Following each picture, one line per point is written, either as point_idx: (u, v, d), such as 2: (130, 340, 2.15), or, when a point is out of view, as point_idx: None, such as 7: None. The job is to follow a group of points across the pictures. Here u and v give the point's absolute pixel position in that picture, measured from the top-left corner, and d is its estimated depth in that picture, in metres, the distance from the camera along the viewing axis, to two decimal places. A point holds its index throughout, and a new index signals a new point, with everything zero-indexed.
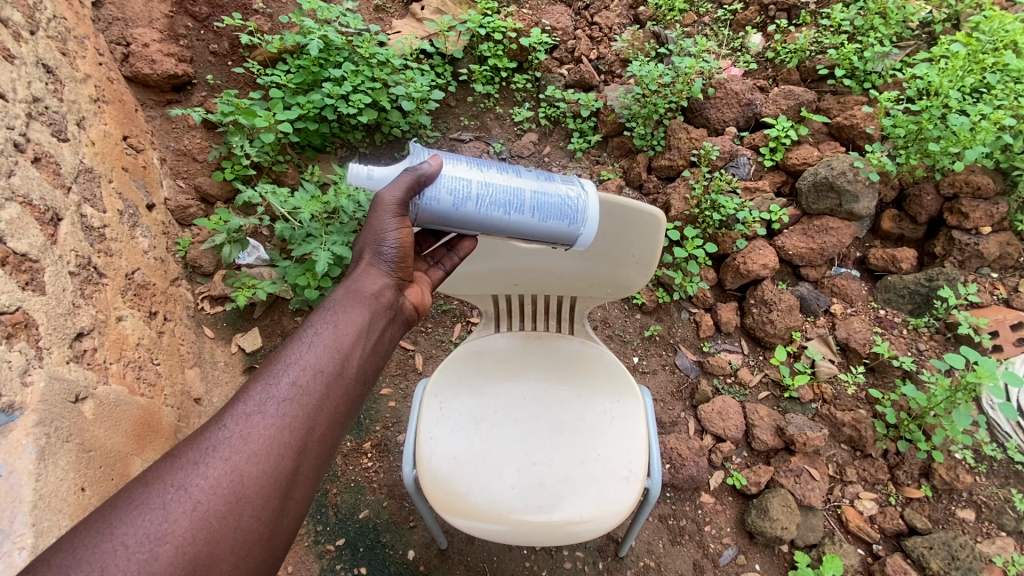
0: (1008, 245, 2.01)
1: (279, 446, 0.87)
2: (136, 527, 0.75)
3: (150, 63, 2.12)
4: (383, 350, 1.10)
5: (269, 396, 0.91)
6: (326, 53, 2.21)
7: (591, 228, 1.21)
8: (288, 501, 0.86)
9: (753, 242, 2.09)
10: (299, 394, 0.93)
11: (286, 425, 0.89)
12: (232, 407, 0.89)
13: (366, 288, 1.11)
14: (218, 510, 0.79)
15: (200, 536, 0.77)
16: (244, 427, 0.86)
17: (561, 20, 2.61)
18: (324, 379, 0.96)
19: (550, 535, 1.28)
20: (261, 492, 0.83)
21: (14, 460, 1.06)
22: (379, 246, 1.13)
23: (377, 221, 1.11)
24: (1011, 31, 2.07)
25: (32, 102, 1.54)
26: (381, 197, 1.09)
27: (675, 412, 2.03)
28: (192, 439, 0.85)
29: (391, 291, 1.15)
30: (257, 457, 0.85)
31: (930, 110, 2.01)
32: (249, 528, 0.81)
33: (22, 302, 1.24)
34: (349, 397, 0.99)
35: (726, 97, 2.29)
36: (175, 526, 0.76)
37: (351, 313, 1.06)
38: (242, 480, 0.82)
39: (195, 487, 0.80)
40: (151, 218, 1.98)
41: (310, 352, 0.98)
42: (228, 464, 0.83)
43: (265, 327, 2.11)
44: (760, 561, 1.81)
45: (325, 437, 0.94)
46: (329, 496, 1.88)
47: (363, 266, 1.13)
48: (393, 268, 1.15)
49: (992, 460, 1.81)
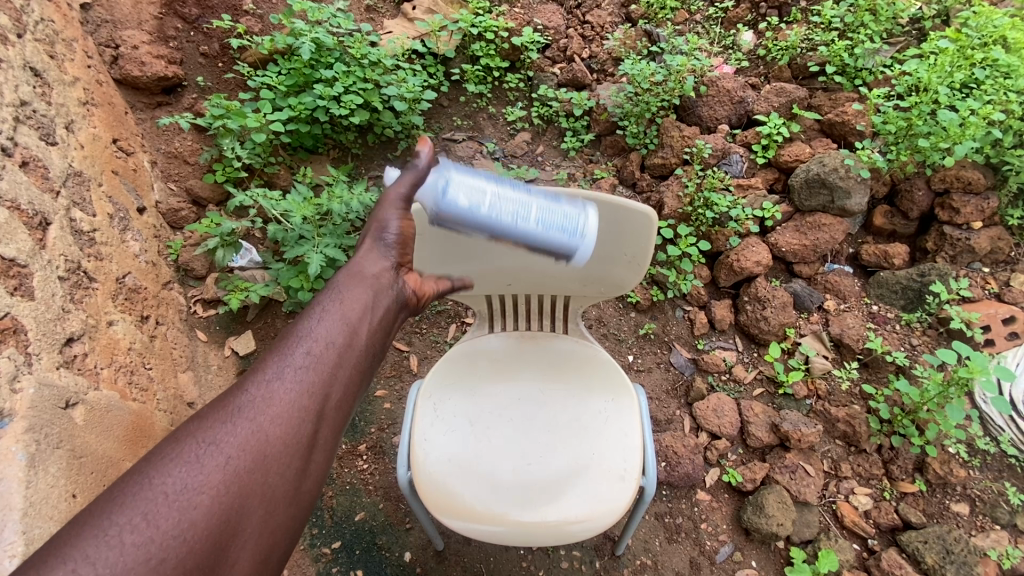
0: (999, 239, 2.03)
1: (300, 409, 0.87)
2: (173, 478, 0.75)
3: (140, 66, 2.10)
4: (394, 320, 1.09)
5: (287, 361, 0.91)
6: (318, 54, 2.21)
7: (588, 246, 1.16)
8: (311, 461, 0.86)
9: (747, 239, 2.09)
10: (316, 360, 0.92)
11: (305, 390, 0.89)
12: (252, 372, 0.89)
13: (368, 269, 1.06)
14: (246, 467, 0.79)
15: (234, 489, 0.78)
16: (266, 392, 0.87)
17: (552, 19, 2.62)
18: (339, 348, 0.95)
19: (548, 536, 1.27)
20: (287, 452, 0.84)
21: (3, 467, 1.05)
22: (380, 233, 1.10)
23: (380, 213, 1.12)
24: (999, 27, 2.09)
25: (19, 106, 1.53)
26: (384, 193, 1.13)
27: (671, 410, 2.04)
28: (217, 401, 0.85)
29: (390, 275, 1.08)
30: (280, 418, 0.85)
31: (919, 106, 2.01)
32: (276, 485, 0.81)
33: (11, 308, 1.23)
34: (365, 362, 0.99)
35: (718, 95, 2.30)
36: (210, 479, 0.77)
37: (354, 292, 1.02)
38: (267, 439, 0.82)
39: (224, 443, 0.80)
40: (142, 222, 1.97)
41: (323, 324, 0.96)
42: (254, 425, 0.83)
43: (259, 329, 2.11)
44: (757, 558, 1.81)
45: (343, 401, 0.94)
46: (325, 498, 1.88)
47: (363, 251, 1.09)
48: (393, 253, 1.10)
49: (985, 453, 1.82)
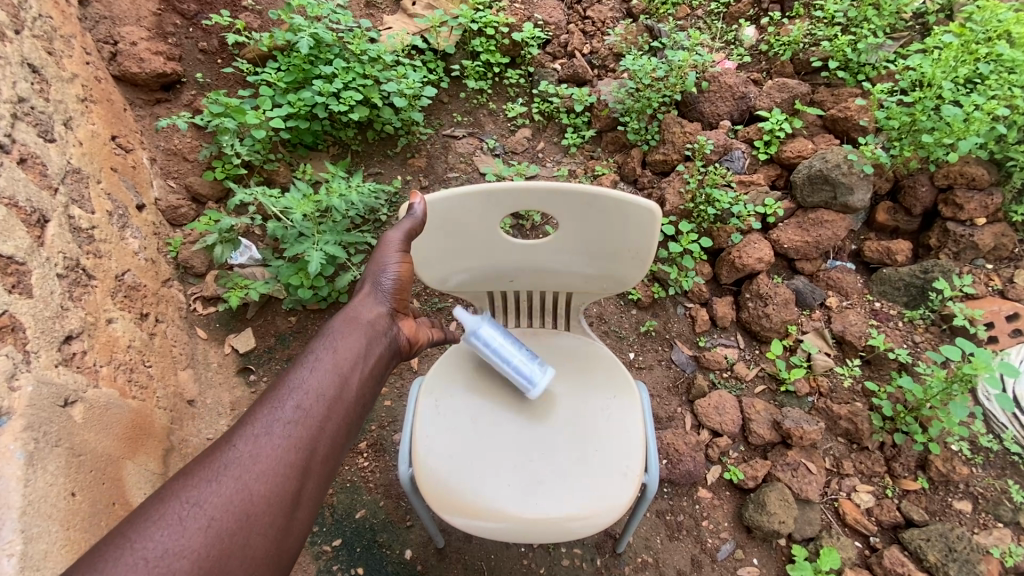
0: (1003, 236, 2.02)
1: (286, 465, 0.90)
2: (155, 542, 0.76)
3: (138, 62, 2.09)
4: (380, 372, 1.14)
5: (276, 417, 0.94)
6: (317, 50, 2.19)
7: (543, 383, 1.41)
8: (293, 519, 0.88)
9: (749, 236, 2.08)
10: (304, 415, 0.96)
11: (292, 445, 0.92)
12: (240, 429, 0.92)
13: (363, 315, 1.15)
14: (229, 528, 0.81)
15: (214, 552, 0.79)
16: (253, 448, 0.89)
17: (553, 14, 2.60)
18: (327, 401, 0.99)
19: (550, 532, 1.26)
20: (270, 510, 0.85)
21: (2, 466, 1.05)
22: (378, 277, 1.19)
23: (379, 255, 1.19)
24: (1004, 22, 2.07)
25: (16, 102, 1.52)
26: (384, 235, 1.19)
27: (672, 407, 2.03)
28: (204, 458, 0.87)
29: (385, 319, 1.19)
30: (265, 476, 0.87)
31: (923, 102, 1.99)
32: (257, 546, 0.83)
33: (9, 305, 1.22)
34: (350, 417, 1.03)
35: (719, 91, 2.29)
36: (191, 541, 0.78)
37: (348, 339, 1.09)
38: (251, 498, 0.84)
39: (208, 504, 0.82)
40: (141, 219, 1.96)
41: (313, 376, 1.01)
42: (239, 483, 0.85)
43: (259, 327, 2.10)
44: (758, 555, 1.81)
45: (327, 457, 0.97)
46: (326, 496, 1.88)
47: (360, 295, 1.18)
48: (388, 298, 1.20)
49: (988, 451, 1.81)
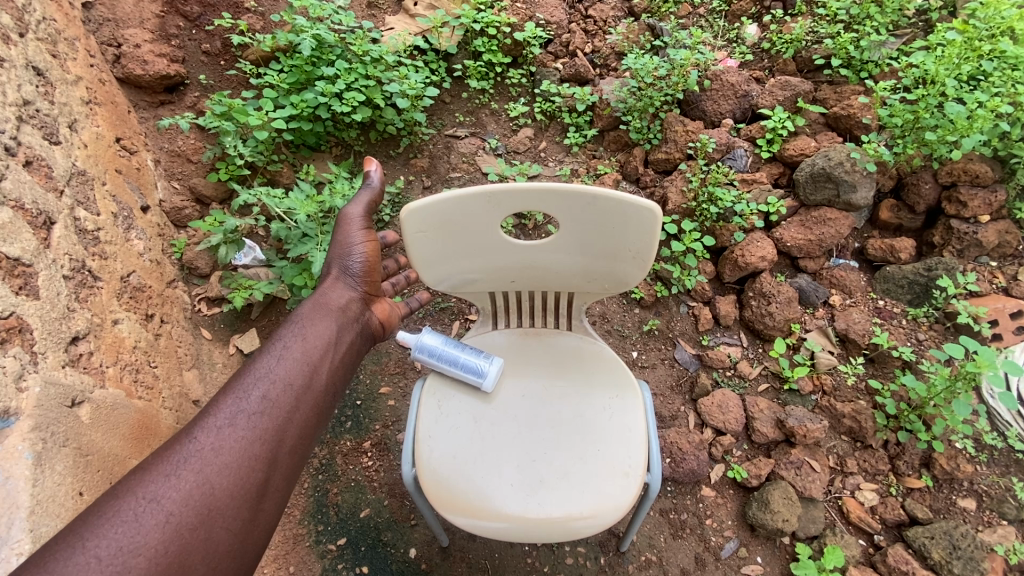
0: (1007, 233, 2.01)
1: (250, 457, 0.95)
2: (109, 540, 0.79)
3: (142, 64, 2.10)
4: (348, 362, 1.22)
5: (239, 410, 1.00)
6: (318, 52, 2.20)
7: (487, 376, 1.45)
8: (257, 512, 0.93)
9: (752, 234, 2.08)
10: (268, 407, 1.02)
11: (255, 437, 0.98)
12: (202, 421, 0.97)
13: (333, 301, 1.24)
14: (189, 522, 0.85)
15: (172, 548, 0.83)
16: (216, 441, 0.94)
17: (554, 14, 2.61)
18: (293, 392, 1.06)
19: (552, 532, 1.26)
20: (231, 504, 0.90)
21: (11, 466, 1.06)
22: (346, 262, 1.29)
23: (344, 236, 1.31)
24: (1007, 18, 1.99)
25: (22, 106, 1.53)
26: (345, 213, 1.31)
27: (675, 405, 2.03)
28: (165, 453, 0.92)
29: (356, 304, 1.30)
30: (228, 469, 0.92)
31: (927, 98, 1.98)
32: (219, 539, 0.87)
33: (16, 307, 1.23)
34: (317, 406, 1.09)
35: (722, 89, 2.29)
36: (149, 538, 0.81)
37: (319, 327, 1.18)
38: (213, 492, 0.89)
39: (167, 499, 0.86)
40: (146, 220, 1.97)
41: (280, 366, 1.08)
42: (200, 477, 0.89)
43: (263, 328, 2.11)
44: (761, 554, 1.81)
45: (293, 450, 1.02)
46: (330, 495, 1.89)
47: (331, 281, 1.28)
48: (358, 282, 1.31)
49: (993, 448, 1.81)
